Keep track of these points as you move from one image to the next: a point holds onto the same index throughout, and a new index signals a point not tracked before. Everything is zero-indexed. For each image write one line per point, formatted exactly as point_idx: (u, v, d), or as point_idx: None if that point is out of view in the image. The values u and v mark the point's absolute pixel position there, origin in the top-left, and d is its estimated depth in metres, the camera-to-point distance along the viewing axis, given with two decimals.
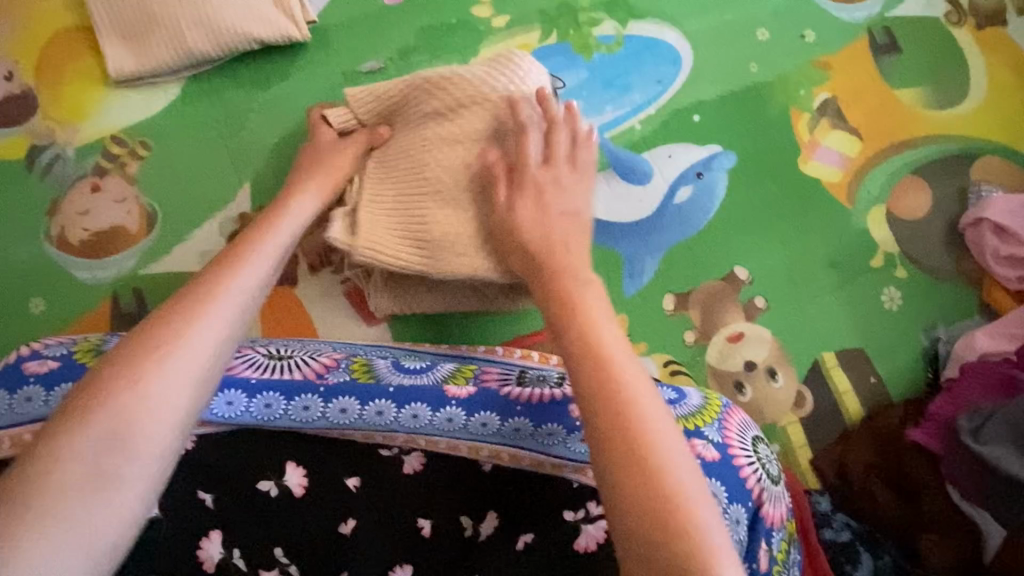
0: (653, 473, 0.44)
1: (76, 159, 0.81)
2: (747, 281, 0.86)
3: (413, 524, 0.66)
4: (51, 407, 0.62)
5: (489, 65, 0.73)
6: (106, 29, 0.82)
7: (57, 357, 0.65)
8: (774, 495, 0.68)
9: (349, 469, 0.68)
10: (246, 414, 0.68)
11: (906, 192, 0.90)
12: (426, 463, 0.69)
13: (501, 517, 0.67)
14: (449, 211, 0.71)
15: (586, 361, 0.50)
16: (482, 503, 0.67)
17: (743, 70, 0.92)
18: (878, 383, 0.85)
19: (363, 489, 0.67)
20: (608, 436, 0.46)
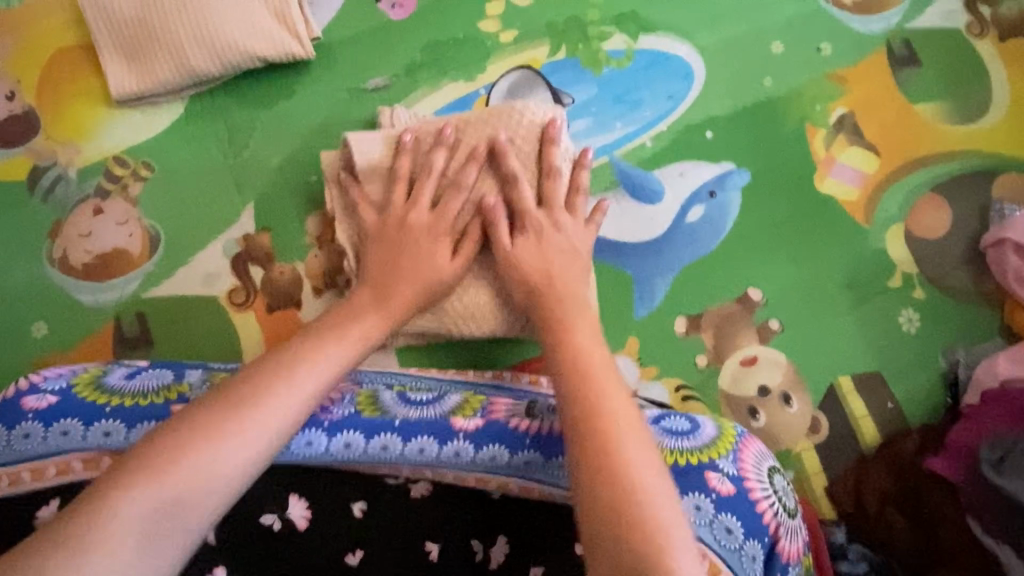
0: (628, 500, 0.49)
1: (78, 180, 0.80)
2: (761, 303, 0.84)
3: (420, 550, 0.65)
4: (48, 445, 0.63)
5: (491, 115, 0.72)
6: (108, 48, 0.80)
7: (55, 392, 0.65)
8: (790, 529, 0.66)
9: (355, 495, 0.67)
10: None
11: (925, 210, 0.87)
12: (433, 489, 0.67)
13: (511, 543, 0.65)
14: (471, 286, 0.73)
15: (585, 399, 0.56)
16: (494, 526, 0.66)
17: (757, 85, 0.89)
18: (895, 408, 0.83)
19: (370, 516, 0.66)
20: (595, 465, 0.51)
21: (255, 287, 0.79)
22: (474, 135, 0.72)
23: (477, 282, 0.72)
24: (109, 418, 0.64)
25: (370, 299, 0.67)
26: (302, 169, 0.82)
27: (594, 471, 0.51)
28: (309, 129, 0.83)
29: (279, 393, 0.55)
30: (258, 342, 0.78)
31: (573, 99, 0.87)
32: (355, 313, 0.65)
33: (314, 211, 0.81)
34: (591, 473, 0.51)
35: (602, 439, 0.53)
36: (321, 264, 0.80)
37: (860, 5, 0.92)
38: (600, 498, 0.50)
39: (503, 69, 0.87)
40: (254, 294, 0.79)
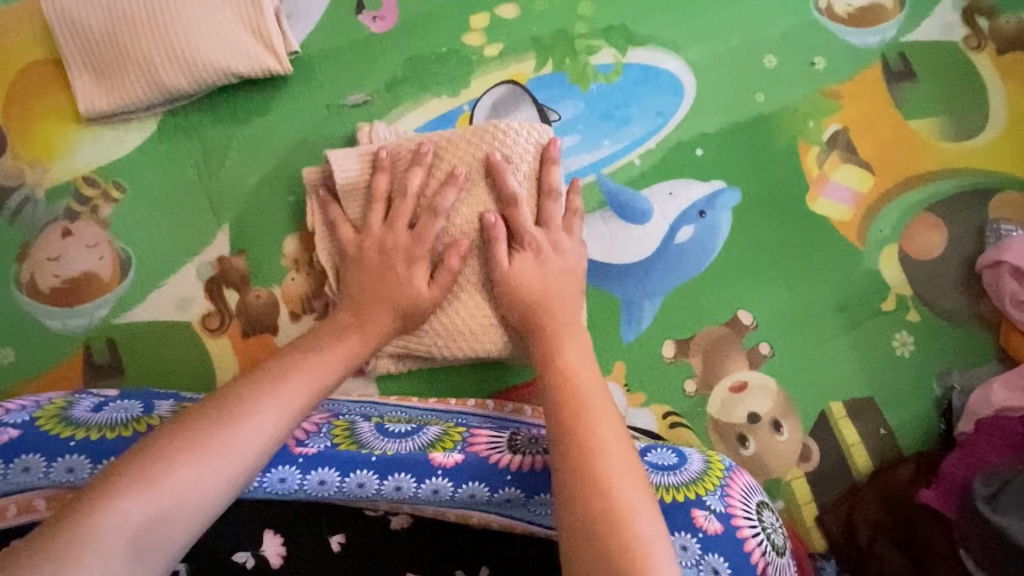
0: (610, 522, 0.47)
1: (47, 201, 0.77)
2: (752, 326, 0.82)
3: None
4: (8, 482, 0.60)
5: (477, 134, 0.70)
6: (76, 65, 0.77)
7: (17, 425, 0.62)
8: (779, 568, 0.64)
9: (332, 527, 0.67)
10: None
11: (920, 230, 0.85)
12: (412, 520, 0.68)
13: (494, 574, 0.66)
14: (468, 302, 0.70)
15: (572, 416, 0.55)
16: (476, 557, 0.67)
17: (749, 101, 0.87)
18: (888, 435, 0.81)
19: (348, 547, 0.67)
20: (577, 486, 0.50)
21: (230, 312, 0.77)
22: (459, 155, 0.70)
23: (461, 302, 0.70)
24: (72, 455, 0.61)
25: (353, 324, 0.66)
26: (279, 189, 0.80)
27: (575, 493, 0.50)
28: (286, 147, 0.81)
29: (252, 418, 0.53)
30: (233, 368, 0.76)
31: (560, 116, 0.85)
32: (337, 339, 0.63)
33: (291, 233, 0.79)
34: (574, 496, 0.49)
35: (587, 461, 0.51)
36: (298, 288, 0.78)
37: (855, 17, 0.90)
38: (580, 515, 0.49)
39: (487, 85, 0.84)
40: (229, 319, 0.77)
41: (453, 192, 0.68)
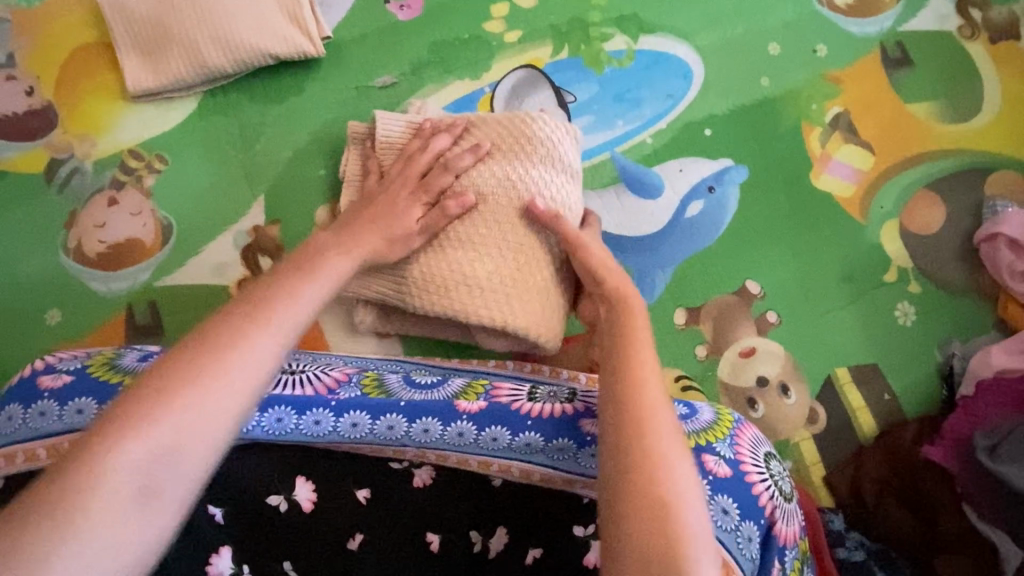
0: (657, 498, 0.46)
1: (94, 172, 0.82)
2: (760, 295, 0.86)
3: (422, 538, 0.67)
4: (63, 422, 0.63)
5: (507, 121, 0.76)
6: (124, 46, 0.83)
7: (71, 370, 0.67)
8: (785, 513, 0.67)
9: (359, 481, 0.69)
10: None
11: (919, 206, 0.89)
12: (436, 476, 0.69)
13: (511, 532, 0.67)
14: (458, 259, 0.73)
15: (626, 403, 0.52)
16: (492, 518, 0.68)
17: (754, 85, 0.92)
18: (892, 400, 0.84)
19: (373, 501, 0.68)
20: (624, 462, 0.48)
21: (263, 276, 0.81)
22: (482, 133, 0.76)
23: (448, 255, 0.73)
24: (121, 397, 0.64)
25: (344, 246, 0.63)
26: (311, 163, 0.84)
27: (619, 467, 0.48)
28: (318, 124, 0.86)
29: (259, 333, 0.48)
30: None
31: (575, 98, 0.90)
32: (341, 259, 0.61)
33: (323, 204, 0.83)
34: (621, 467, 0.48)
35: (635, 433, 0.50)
36: None
37: (855, 8, 0.95)
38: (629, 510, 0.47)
39: (506, 68, 0.89)
40: None
41: (473, 156, 0.74)
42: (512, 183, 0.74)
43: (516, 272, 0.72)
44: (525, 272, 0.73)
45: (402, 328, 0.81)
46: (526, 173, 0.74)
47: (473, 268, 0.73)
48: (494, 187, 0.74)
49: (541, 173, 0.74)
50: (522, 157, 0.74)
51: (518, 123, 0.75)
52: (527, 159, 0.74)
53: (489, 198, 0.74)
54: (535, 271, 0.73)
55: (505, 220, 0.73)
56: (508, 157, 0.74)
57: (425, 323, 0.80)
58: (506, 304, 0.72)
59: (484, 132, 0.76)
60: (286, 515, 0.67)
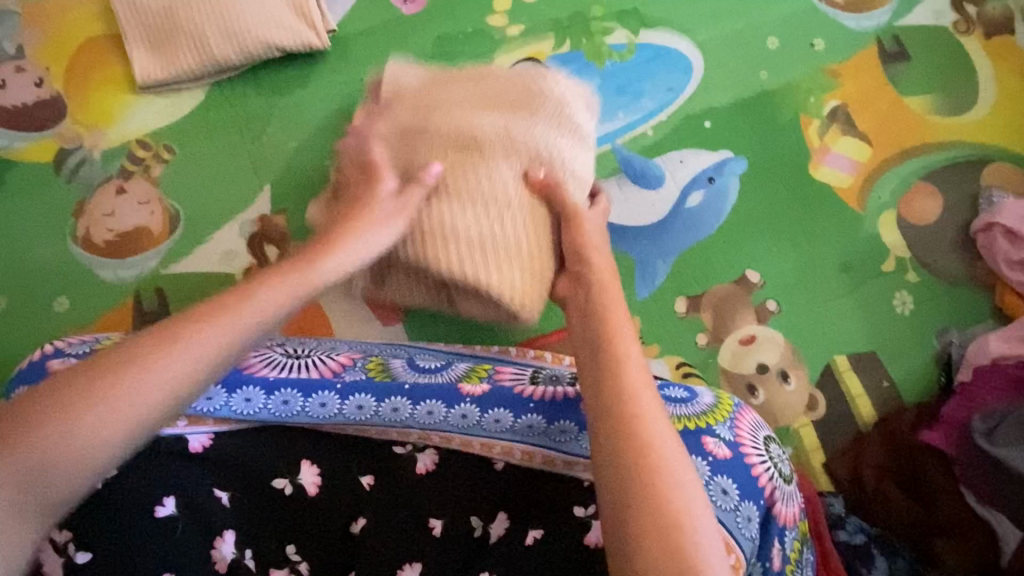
0: (653, 503, 0.45)
1: (103, 162, 0.84)
2: (759, 284, 0.86)
3: (424, 522, 0.67)
4: None
5: (525, 73, 0.78)
6: (134, 39, 0.85)
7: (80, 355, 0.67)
8: (786, 494, 0.67)
9: (362, 466, 0.69)
10: (223, 409, 0.69)
11: (916, 197, 0.91)
12: (438, 461, 0.69)
13: (511, 517, 0.67)
14: (449, 208, 0.68)
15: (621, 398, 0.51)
16: (493, 502, 0.68)
17: (753, 79, 0.93)
18: (891, 387, 0.85)
19: (376, 486, 0.68)
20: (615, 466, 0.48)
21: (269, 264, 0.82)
22: (498, 84, 0.76)
23: (436, 204, 0.68)
24: None
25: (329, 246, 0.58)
26: (317, 154, 0.86)
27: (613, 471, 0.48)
28: (324, 115, 0.87)
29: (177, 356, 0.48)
30: None
31: None
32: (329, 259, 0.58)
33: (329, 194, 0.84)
34: (621, 471, 0.47)
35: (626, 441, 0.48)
36: None
37: (852, 4, 0.97)
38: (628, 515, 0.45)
39: (509, 61, 0.91)
40: None
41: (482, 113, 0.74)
42: (515, 138, 0.71)
43: (505, 234, 0.68)
44: (510, 228, 0.68)
45: (386, 292, 0.76)
46: (530, 131, 0.72)
47: (461, 216, 0.68)
48: (496, 137, 0.71)
49: (548, 130, 0.72)
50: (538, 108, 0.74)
51: (532, 87, 0.76)
52: (533, 121, 0.73)
53: (490, 146, 0.70)
54: (520, 228, 0.69)
55: (501, 174, 0.69)
56: (521, 107, 0.74)
57: (414, 279, 0.73)
58: (489, 264, 0.68)
59: (498, 92, 0.76)
60: (291, 497, 0.67)
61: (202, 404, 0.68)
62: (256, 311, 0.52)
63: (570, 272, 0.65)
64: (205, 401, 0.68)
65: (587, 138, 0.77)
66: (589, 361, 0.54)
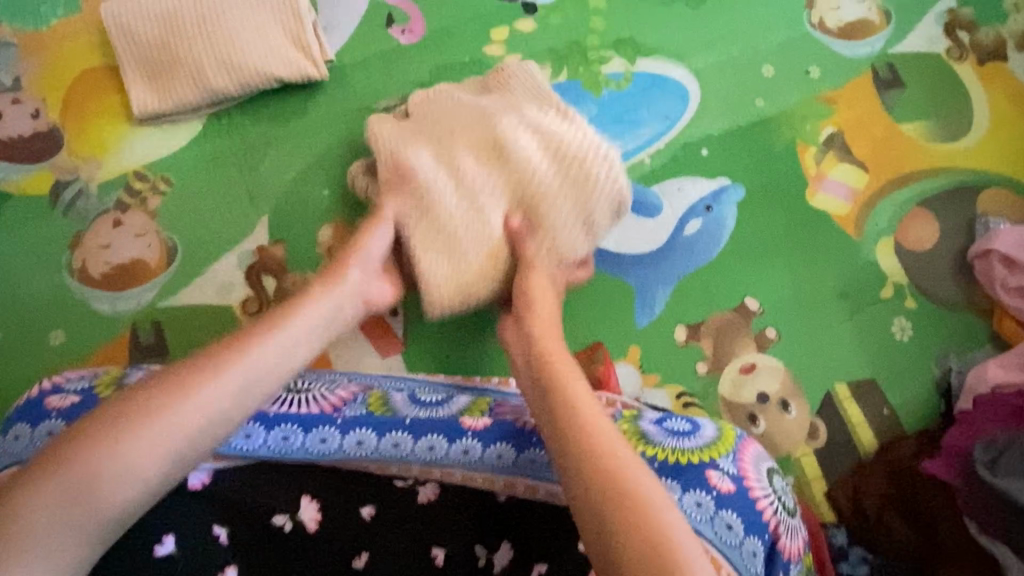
0: (651, 543, 0.48)
1: (99, 194, 0.83)
2: (758, 312, 0.86)
3: (425, 553, 0.65)
4: None
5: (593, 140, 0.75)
6: (131, 71, 0.85)
7: (78, 392, 0.66)
8: (790, 528, 0.67)
9: (363, 498, 0.68)
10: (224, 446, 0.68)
11: (912, 223, 0.91)
12: (440, 493, 0.68)
13: (515, 548, 0.66)
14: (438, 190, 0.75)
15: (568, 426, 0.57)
16: (496, 533, 0.66)
17: (750, 106, 0.94)
18: (891, 415, 0.85)
19: (377, 518, 0.67)
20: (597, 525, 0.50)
21: (267, 296, 0.82)
22: (570, 138, 0.75)
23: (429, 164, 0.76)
24: None
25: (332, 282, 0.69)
26: (315, 184, 0.85)
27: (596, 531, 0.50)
28: (322, 144, 0.87)
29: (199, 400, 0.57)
30: None
31: None
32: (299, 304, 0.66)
33: (327, 224, 0.84)
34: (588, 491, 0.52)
35: (610, 503, 0.50)
36: None
37: (846, 31, 0.97)
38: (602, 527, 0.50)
39: None
40: (268, 303, 0.82)
41: (528, 132, 0.75)
42: (530, 173, 0.74)
43: (463, 235, 0.75)
44: (475, 258, 0.75)
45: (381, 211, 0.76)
46: (548, 193, 0.74)
47: (449, 223, 0.75)
48: (520, 165, 0.74)
49: (557, 202, 0.74)
50: (558, 188, 0.75)
51: (582, 156, 0.74)
52: (559, 179, 0.74)
53: (511, 160, 0.74)
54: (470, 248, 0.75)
55: (488, 209, 0.75)
56: (548, 172, 0.74)
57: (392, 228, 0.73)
58: (430, 246, 0.75)
59: (558, 136, 0.75)
60: (292, 535, 0.66)
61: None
62: (284, 346, 0.63)
63: (516, 318, 0.71)
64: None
65: (596, 226, 0.76)
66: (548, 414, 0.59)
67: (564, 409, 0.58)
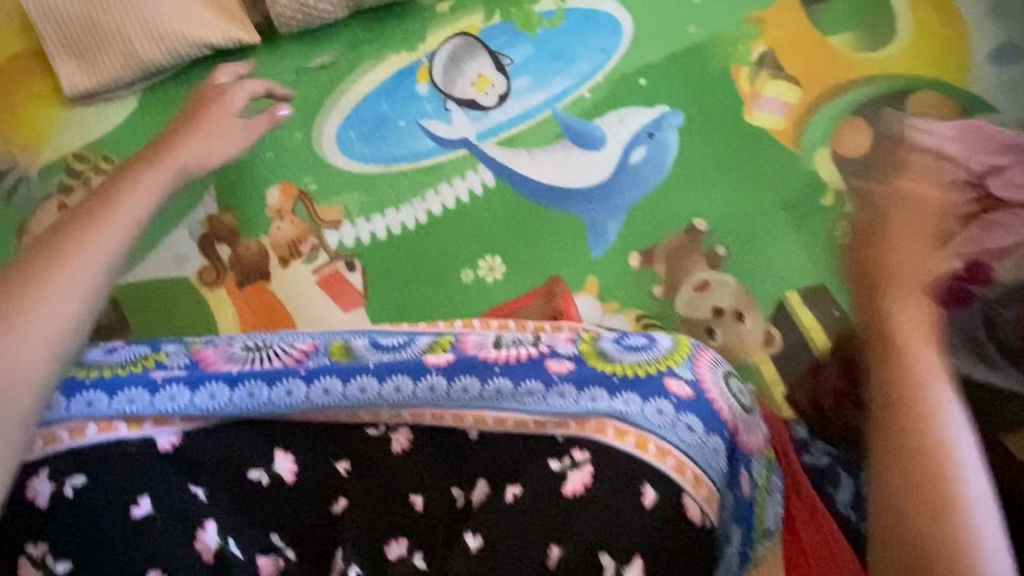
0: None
1: (39, 180, 0.82)
2: (707, 231, 0.89)
3: (405, 502, 0.68)
4: (74, 411, 0.65)
5: None
6: (55, 48, 0.84)
7: (94, 364, 0.69)
8: (748, 424, 0.73)
9: (339, 453, 0.70)
10: (188, 405, 0.67)
11: (849, 131, 0.94)
12: (413, 440, 0.71)
13: (490, 483, 0.69)
14: None
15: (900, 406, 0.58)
16: (472, 471, 0.70)
17: (681, 32, 0.95)
18: (842, 316, 0.87)
19: (353, 473, 0.69)
20: (891, 497, 0.55)
21: (223, 264, 0.83)
22: None
23: None
24: (129, 388, 0.67)
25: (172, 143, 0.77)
26: (258, 147, 0.86)
27: (886, 524, 0.54)
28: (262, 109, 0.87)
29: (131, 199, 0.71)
30: (231, 314, 0.81)
31: (512, 60, 0.92)
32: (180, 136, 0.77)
33: (273, 186, 0.85)
34: (896, 485, 0.54)
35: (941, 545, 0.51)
36: (284, 235, 0.84)
37: None
38: (913, 519, 0.53)
39: (441, 37, 0.92)
40: (224, 271, 0.82)
41: None
42: None
43: None
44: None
45: None
46: None
47: None
48: None
49: None
50: None
51: None
52: None
53: None
54: (242, 104, 0.82)
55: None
56: None
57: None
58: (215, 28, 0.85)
59: None
60: (228, 553, 0.63)
61: (165, 403, 0.67)
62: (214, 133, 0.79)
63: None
64: (169, 402, 0.67)
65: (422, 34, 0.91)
66: (884, 386, 0.60)
67: (902, 374, 0.60)
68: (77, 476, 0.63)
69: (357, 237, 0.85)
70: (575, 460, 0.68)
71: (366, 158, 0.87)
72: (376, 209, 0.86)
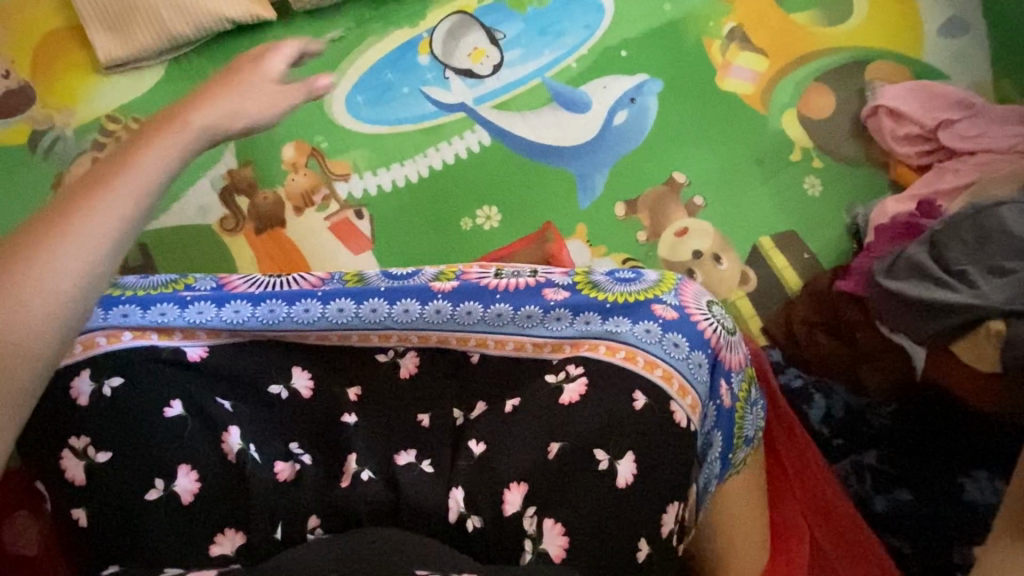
0: None
1: (75, 137, 0.91)
2: (686, 183, 0.97)
3: (413, 418, 0.72)
4: (111, 321, 0.71)
5: None
6: (91, 22, 0.92)
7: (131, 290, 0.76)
8: (728, 343, 0.76)
9: (349, 380, 0.75)
10: (216, 320, 0.75)
11: (812, 96, 1.03)
12: (419, 364, 0.76)
13: (488, 403, 0.73)
14: None
15: None
16: (475, 393, 0.75)
17: (658, 10, 1.04)
18: (811, 258, 0.95)
19: (364, 396, 0.74)
20: None
21: (243, 213, 0.91)
22: None
23: None
24: (162, 304, 0.75)
25: (125, 158, 0.42)
26: None
27: None
28: None
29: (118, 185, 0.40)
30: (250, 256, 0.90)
31: (505, 35, 1.01)
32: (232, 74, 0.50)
33: (289, 143, 0.94)
34: None
35: None
36: (299, 186, 0.92)
37: None
38: None
39: (440, 15, 1.01)
40: (243, 220, 0.91)
41: None
42: None
43: None
44: None
45: None
46: None
47: None
48: None
49: None
50: None
51: None
52: None
53: None
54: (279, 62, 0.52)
55: None
56: None
57: None
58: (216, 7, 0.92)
59: None
60: (248, 456, 0.66)
61: (194, 317, 0.75)
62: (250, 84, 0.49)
63: None
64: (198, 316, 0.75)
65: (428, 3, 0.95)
66: None
67: None
68: (115, 377, 0.67)
69: (365, 190, 0.93)
70: (570, 374, 0.71)
71: (371, 120, 0.95)
72: (382, 165, 0.94)
